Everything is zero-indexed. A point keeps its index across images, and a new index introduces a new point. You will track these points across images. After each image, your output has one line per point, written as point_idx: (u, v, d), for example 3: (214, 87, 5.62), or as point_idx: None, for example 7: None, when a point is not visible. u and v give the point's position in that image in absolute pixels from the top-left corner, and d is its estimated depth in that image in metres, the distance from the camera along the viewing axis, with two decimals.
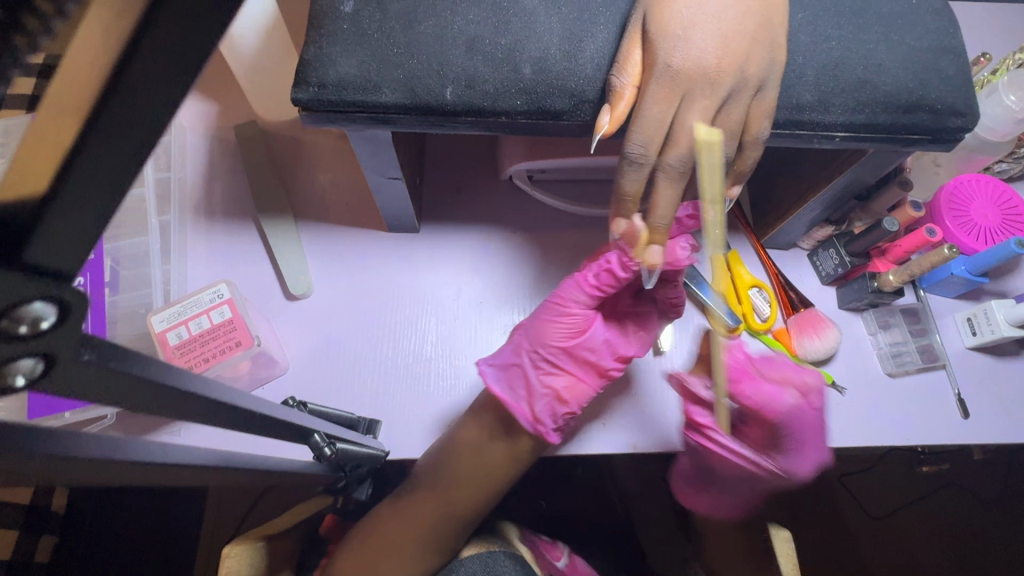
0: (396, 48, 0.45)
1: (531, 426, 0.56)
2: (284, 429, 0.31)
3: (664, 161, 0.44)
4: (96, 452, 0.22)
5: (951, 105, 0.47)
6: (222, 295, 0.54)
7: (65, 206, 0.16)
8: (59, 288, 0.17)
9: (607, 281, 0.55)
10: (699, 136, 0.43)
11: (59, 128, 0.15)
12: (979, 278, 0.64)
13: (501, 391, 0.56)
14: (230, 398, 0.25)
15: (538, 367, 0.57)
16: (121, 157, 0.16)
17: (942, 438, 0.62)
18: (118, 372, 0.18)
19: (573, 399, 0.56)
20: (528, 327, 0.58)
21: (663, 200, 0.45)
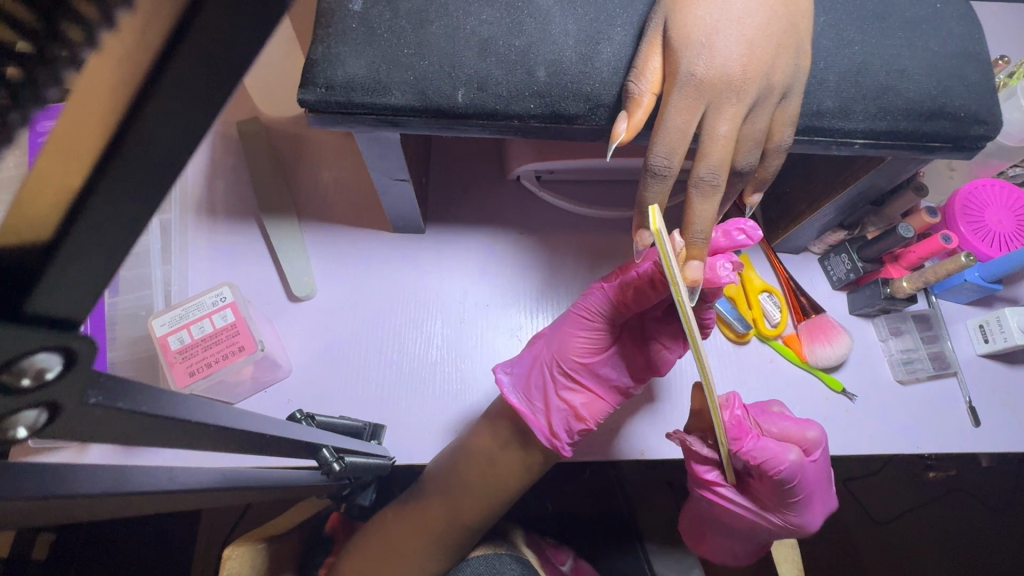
0: (407, 49, 0.43)
1: (547, 440, 0.54)
2: (293, 447, 0.30)
3: (695, 175, 0.42)
4: (97, 486, 0.20)
5: (974, 113, 0.45)
6: (225, 298, 0.52)
7: (78, 243, 0.15)
8: (65, 336, 0.15)
9: (637, 292, 0.52)
10: (730, 148, 0.42)
11: (71, 161, 0.14)
12: (992, 285, 0.63)
13: (519, 401, 0.55)
14: (243, 424, 0.24)
15: (558, 381, 0.56)
16: (137, 186, 0.15)
17: (954, 446, 0.61)
18: (129, 411, 0.17)
19: (591, 416, 0.54)
20: (548, 339, 0.57)
21: (700, 216, 0.42)
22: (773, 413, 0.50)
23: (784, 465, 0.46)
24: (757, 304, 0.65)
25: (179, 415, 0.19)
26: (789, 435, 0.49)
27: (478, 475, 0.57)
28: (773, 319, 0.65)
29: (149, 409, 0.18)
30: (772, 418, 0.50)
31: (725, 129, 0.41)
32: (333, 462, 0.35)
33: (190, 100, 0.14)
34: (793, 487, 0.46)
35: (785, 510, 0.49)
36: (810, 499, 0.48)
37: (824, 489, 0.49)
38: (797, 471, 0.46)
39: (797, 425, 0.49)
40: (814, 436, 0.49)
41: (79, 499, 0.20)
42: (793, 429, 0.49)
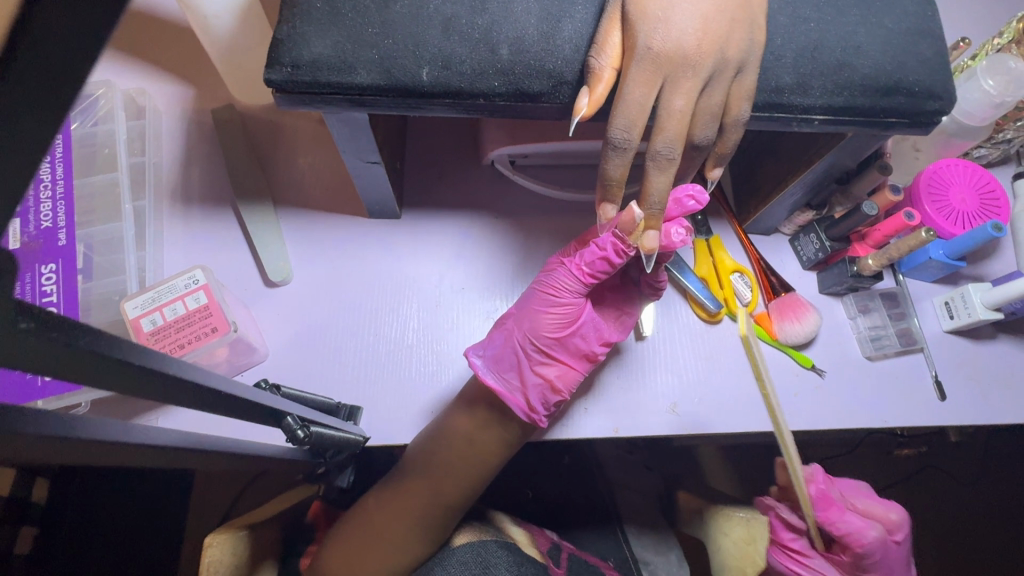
0: (371, 28, 0.44)
1: (526, 415, 0.55)
2: (252, 410, 0.30)
3: (653, 149, 0.43)
4: (40, 428, 0.21)
5: (928, 89, 0.47)
6: (198, 281, 0.53)
7: None
8: None
9: (602, 267, 0.53)
10: (685, 122, 0.43)
11: None
12: (956, 262, 0.65)
13: (496, 381, 0.55)
14: (196, 377, 0.24)
15: (531, 356, 0.56)
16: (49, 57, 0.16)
17: (921, 419, 0.63)
18: (60, 343, 0.17)
19: (565, 386, 0.56)
20: (518, 318, 0.57)
21: (655, 187, 0.43)
22: (857, 493, 0.65)
23: (867, 540, 0.59)
24: (727, 283, 0.66)
25: (119, 356, 0.19)
26: (876, 514, 0.64)
27: (458, 454, 0.58)
28: (745, 297, 0.66)
29: (87, 344, 0.18)
30: (859, 497, 0.64)
31: (681, 103, 0.42)
32: (297, 430, 0.35)
33: None
34: (869, 559, 0.60)
35: (867, 570, 0.61)
36: (890, 570, 0.62)
37: (898, 565, 0.62)
38: (876, 546, 0.60)
39: (883, 507, 0.64)
40: (897, 517, 0.63)
41: (26, 438, 0.20)
42: (878, 509, 0.63)
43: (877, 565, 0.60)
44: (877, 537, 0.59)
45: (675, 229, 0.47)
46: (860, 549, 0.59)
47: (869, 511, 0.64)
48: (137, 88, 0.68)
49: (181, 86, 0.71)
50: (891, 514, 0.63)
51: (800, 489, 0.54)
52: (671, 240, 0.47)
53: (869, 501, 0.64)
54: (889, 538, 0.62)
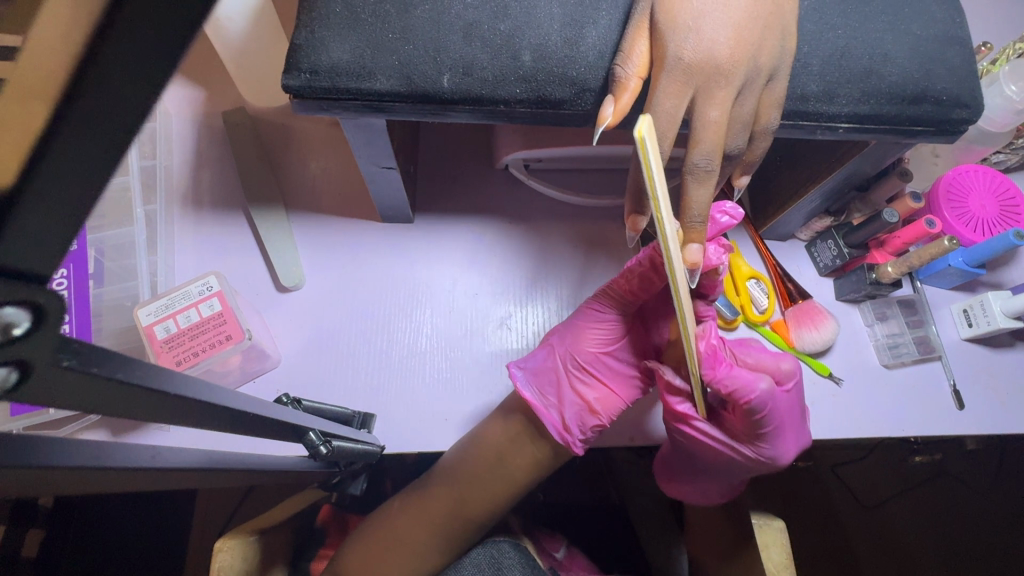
0: (392, 34, 0.43)
1: (559, 435, 0.54)
2: (276, 428, 0.30)
3: (690, 161, 0.41)
4: (70, 459, 0.20)
5: (956, 97, 0.46)
6: (212, 287, 0.52)
7: (39, 196, 0.14)
8: (31, 291, 0.15)
9: (644, 283, 0.53)
10: (721, 132, 0.42)
11: (25, 106, 0.13)
12: (975, 270, 0.64)
13: (533, 395, 0.54)
14: (226, 401, 0.24)
15: (572, 375, 0.56)
16: (102, 134, 0.14)
17: (939, 428, 0.62)
18: (100, 378, 0.17)
19: (604, 411, 0.54)
20: (561, 334, 0.57)
21: (696, 202, 0.42)
22: (751, 348, 0.52)
23: (754, 394, 0.46)
24: (744, 290, 0.65)
25: (157, 388, 0.19)
26: (765, 367, 0.51)
27: (483, 463, 0.56)
28: (761, 304, 0.65)
29: (124, 377, 0.18)
30: (748, 351, 0.52)
31: (715, 115, 0.41)
32: (319, 445, 0.35)
33: (155, 58, 0.14)
34: (763, 414, 0.46)
35: (756, 442, 0.49)
36: (780, 428, 0.49)
37: (795, 420, 0.50)
38: (768, 400, 0.46)
39: (774, 358, 0.51)
40: (788, 367, 0.50)
41: (61, 470, 0.20)
42: (767, 360, 0.51)
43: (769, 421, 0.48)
44: (768, 389, 0.46)
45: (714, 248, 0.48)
46: (750, 406, 0.46)
47: (761, 364, 0.51)
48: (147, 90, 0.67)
49: (191, 87, 0.70)
50: (783, 364, 0.50)
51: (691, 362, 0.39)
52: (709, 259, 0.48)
53: (763, 357, 0.51)
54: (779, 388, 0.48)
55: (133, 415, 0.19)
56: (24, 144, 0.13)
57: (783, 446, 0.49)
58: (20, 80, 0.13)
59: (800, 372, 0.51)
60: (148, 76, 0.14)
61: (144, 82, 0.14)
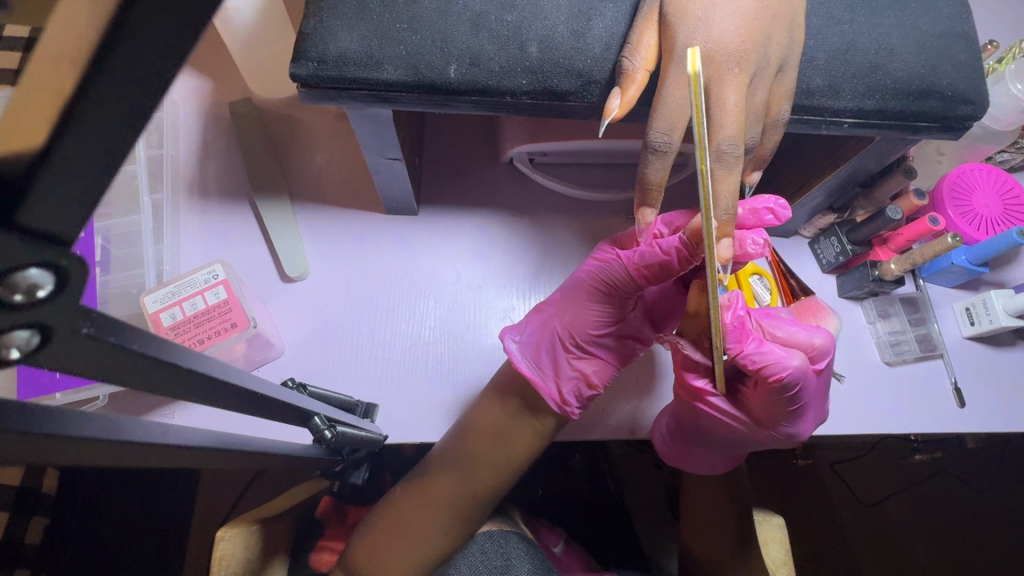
0: (399, 24, 0.43)
1: (557, 406, 0.53)
2: (284, 411, 0.30)
3: (716, 147, 0.41)
4: (84, 432, 0.21)
5: (962, 93, 0.46)
6: (217, 276, 0.52)
7: (62, 167, 0.14)
8: (58, 254, 0.15)
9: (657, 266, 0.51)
10: (741, 118, 0.41)
11: (54, 80, 0.13)
12: (979, 268, 0.64)
13: (530, 369, 0.54)
14: (236, 379, 0.24)
15: (568, 349, 0.55)
16: (127, 112, 0.14)
17: (940, 425, 0.62)
18: (117, 347, 0.17)
19: (600, 382, 0.54)
20: (558, 307, 0.56)
21: (725, 190, 0.41)
22: (780, 319, 0.51)
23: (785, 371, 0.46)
24: (747, 286, 0.65)
25: (170, 360, 0.19)
26: (798, 342, 0.49)
27: (488, 449, 0.56)
28: (763, 301, 0.65)
29: (140, 348, 0.18)
30: (779, 325, 0.50)
31: (732, 100, 0.41)
32: (324, 430, 0.35)
33: (177, 39, 0.14)
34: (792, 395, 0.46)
35: (777, 423, 0.49)
36: (805, 408, 0.49)
37: (818, 400, 0.50)
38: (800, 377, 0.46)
39: (804, 332, 0.50)
40: (821, 343, 0.49)
41: (72, 442, 0.20)
42: (800, 335, 0.49)
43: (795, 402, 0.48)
44: (800, 366, 0.46)
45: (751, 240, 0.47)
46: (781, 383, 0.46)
47: (790, 338, 0.49)
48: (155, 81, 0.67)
49: (199, 78, 0.70)
50: (814, 339, 0.49)
51: (715, 360, 0.39)
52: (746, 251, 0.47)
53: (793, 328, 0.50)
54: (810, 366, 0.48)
55: (144, 388, 0.19)
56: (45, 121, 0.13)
57: (803, 426, 0.50)
58: (51, 49, 0.13)
59: (829, 347, 0.50)
60: (176, 56, 0.14)
61: (164, 63, 0.14)
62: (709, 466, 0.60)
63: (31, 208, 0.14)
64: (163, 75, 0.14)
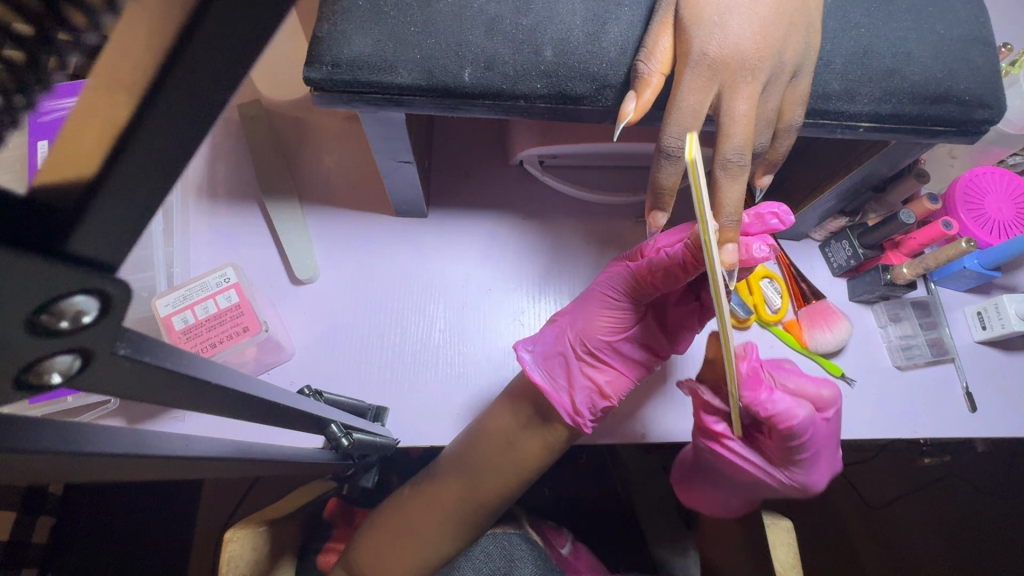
0: (413, 27, 0.43)
1: (569, 417, 0.53)
2: (302, 421, 0.30)
3: (721, 157, 0.41)
4: (104, 447, 0.21)
5: (979, 97, 0.46)
6: (229, 279, 0.52)
7: (111, 197, 0.14)
8: (103, 280, 0.15)
9: (665, 276, 0.51)
10: (750, 127, 0.41)
11: (99, 105, 0.13)
12: (991, 272, 0.64)
13: (543, 378, 0.53)
14: (259, 392, 0.24)
15: (581, 359, 0.55)
16: (171, 138, 0.14)
17: (950, 430, 0.62)
18: (151, 367, 0.17)
19: (614, 393, 0.54)
20: (571, 317, 0.56)
21: (729, 198, 0.41)
22: (789, 370, 0.51)
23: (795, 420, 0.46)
24: (757, 290, 0.65)
25: (201, 377, 0.19)
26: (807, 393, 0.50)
27: (498, 458, 0.55)
28: (773, 305, 0.65)
29: (172, 366, 0.18)
30: (789, 375, 0.50)
31: (743, 108, 0.41)
32: (341, 438, 0.35)
33: (225, 62, 0.14)
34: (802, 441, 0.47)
35: (789, 468, 0.50)
36: (818, 455, 0.49)
37: (831, 448, 0.50)
38: (808, 425, 0.46)
39: (814, 383, 0.50)
40: (829, 395, 0.49)
41: (94, 458, 0.20)
42: (810, 386, 0.50)
43: (806, 449, 0.48)
44: (809, 415, 0.46)
45: (758, 243, 0.45)
46: (790, 432, 0.46)
47: (801, 389, 0.50)
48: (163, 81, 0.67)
49: None
50: (823, 390, 0.49)
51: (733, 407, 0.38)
52: (754, 255, 0.45)
53: (802, 379, 0.51)
54: (819, 415, 0.48)
55: (173, 403, 0.19)
56: (94, 150, 0.13)
57: (816, 475, 0.50)
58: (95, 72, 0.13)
59: (839, 396, 0.50)
60: (222, 76, 0.14)
61: (209, 87, 0.14)
62: (717, 505, 0.62)
63: (81, 238, 0.14)
64: (209, 101, 0.14)
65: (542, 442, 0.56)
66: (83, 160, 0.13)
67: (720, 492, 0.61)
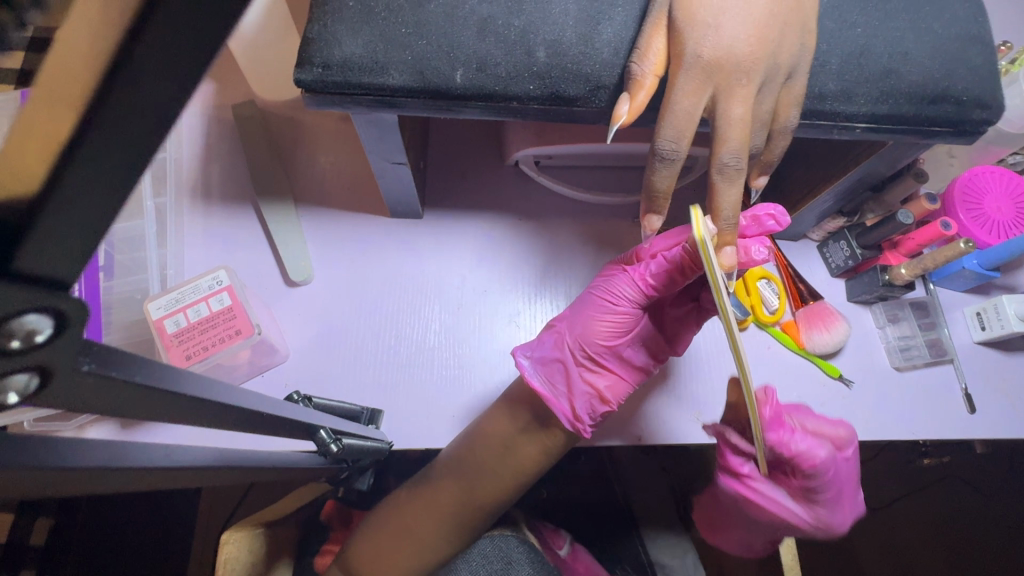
0: (405, 28, 0.43)
1: (570, 423, 0.53)
2: (289, 427, 0.30)
3: (718, 160, 0.41)
4: (84, 461, 0.20)
5: (977, 97, 0.45)
6: (222, 282, 0.52)
7: (62, 205, 0.14)
8: (55, 298, 0.15)
9: (666, 280, 0.50)
10: (746, 130, 0.41)
11: (49, 112, 0.13)
12: (990, 272, 0.63)
13: (542, 385, 0.53)
14: (241, 401, 0.24)
15: (580, 363, 0.54)
16: (128, 141, 0.14)
17: (949, 432, 0.61)
18: (118, 381, 0.17)
19: (614, 398, 0.54)
20: (570, 322, 0.55)
21: (727, 201, 0.41)
22: (805, 411, 0.51)
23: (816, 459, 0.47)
24: (755, 291, 0.64)
25: (176, 389, 0.19)
26: (823, 433, 0.50)
27: (492, 461, 0.55)
28: (772, 305, 0.64)
29: (143, 380, 0.17)
30: (804, 416, 0.50)
31: (739, 111, 0.41)
32: (329, 444, 0.34)
33: (182, 65, 0.13)
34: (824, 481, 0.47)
35: (816, 511, 0.49)
36: (841, 495, 0.49)
37: (853, 487, 0.49)
38: (830, 465, 0.47)
39: (829, 423, 0.50)
40: (846, 434, 0.49)
41: (74, 473, 0.20)
42: (826, 427, 0.50)
43: (829, 488, 0.48)
44: (829, 455, 0.46)
45: (756, 245, 0.46)
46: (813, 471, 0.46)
47: (819, 429, 0.50)
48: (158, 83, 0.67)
49: (201, 80, 0.70)
50: (840, 429, 0.50)
51: (759, 449, 0.39)
52: (751, 257, 0.46)
53: (817, 420, 0.50)
54: (840, 456, 0.48)
55: (151, 417, 0.19)
56: (44, 156, 0.13)
57: (840, 515, 0.49)
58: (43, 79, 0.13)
59: (856, 435, 0.50)
60: (182, 77, 0.14)
61: (166, 91, 0.14)
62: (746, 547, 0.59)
63: (31, 248, 0.14)
64: (167, 102, 0.14)
65: (537, 445, 0.55)
66: (26, 164, 0.13)
67: (743, 531, 0.58)
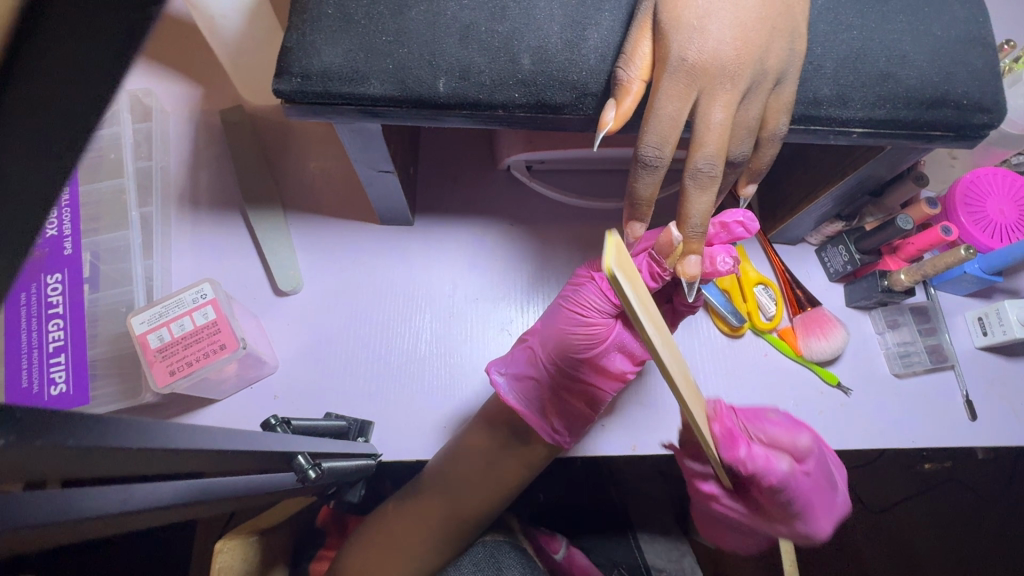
0: (385, 36, 0.42)
1: (550, 437, 0.52)
2: (260, 456, 0.29)
3: (692, 165, 0.40)
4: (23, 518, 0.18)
5: (978, 101, 0.44)
6: (206, 295, 0.51)
7: None
8: None
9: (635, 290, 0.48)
10: (725, 135, 0.40)
11: None
12: (992, 277, 0.62)
13: (518, 403, 0.53)
14: (201, 441, 0.23)
15: (557, 378, 0.53)
16: None
17: (950, 440, 0.60)
18: (47, 449, 0.15)
19: (595, 409, 0.53)
20: (542, 338, 0.53)
21: (696, 208, 0.40)
22: (763, 417, 0.48)
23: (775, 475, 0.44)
24: (751, 296, 0.63)
25: (115, 444, 0.17)
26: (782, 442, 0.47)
27: (480, 474, 0.55)
28: (768, 312, 0.63)
29: (76, 443, 0.16)
30: (763, 425, 0.47)
31: (719, 116, 0.39)
32: (308, 469, 0.33)
33: None
34: (784, 493, 0.45)
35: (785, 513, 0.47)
36: (808, 502, 0.46)
37: (822, 492, 0.47)
38: (787, 480, 0.45)
39: (789, 431, 0.47)
40: (806, 443, 0.47)
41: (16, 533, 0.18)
42: (785, 435, 0.47)
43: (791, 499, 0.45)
44: (787, 470, 0.45)
45: (722, 254, 0.44)
46: (771, 487, 0.45)
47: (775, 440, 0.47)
48: (143, 88, 0.66)
49: (189, 85, 0.69)
50: (800, 439, 0.47)
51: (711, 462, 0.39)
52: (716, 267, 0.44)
53: (778, 428, 0.48)
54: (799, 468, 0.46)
55: (98, 470, 0.18)
56: None
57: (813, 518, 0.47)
58: None
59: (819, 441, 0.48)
60: None
61: None
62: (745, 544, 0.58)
63: None
64: None
65: (528, 457, 0.55)
66: None
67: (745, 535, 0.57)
